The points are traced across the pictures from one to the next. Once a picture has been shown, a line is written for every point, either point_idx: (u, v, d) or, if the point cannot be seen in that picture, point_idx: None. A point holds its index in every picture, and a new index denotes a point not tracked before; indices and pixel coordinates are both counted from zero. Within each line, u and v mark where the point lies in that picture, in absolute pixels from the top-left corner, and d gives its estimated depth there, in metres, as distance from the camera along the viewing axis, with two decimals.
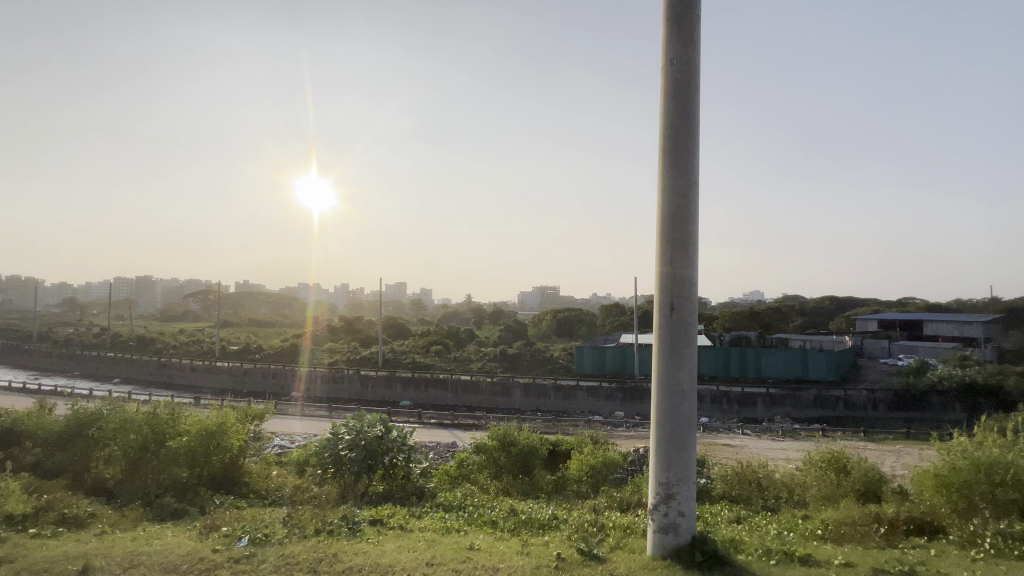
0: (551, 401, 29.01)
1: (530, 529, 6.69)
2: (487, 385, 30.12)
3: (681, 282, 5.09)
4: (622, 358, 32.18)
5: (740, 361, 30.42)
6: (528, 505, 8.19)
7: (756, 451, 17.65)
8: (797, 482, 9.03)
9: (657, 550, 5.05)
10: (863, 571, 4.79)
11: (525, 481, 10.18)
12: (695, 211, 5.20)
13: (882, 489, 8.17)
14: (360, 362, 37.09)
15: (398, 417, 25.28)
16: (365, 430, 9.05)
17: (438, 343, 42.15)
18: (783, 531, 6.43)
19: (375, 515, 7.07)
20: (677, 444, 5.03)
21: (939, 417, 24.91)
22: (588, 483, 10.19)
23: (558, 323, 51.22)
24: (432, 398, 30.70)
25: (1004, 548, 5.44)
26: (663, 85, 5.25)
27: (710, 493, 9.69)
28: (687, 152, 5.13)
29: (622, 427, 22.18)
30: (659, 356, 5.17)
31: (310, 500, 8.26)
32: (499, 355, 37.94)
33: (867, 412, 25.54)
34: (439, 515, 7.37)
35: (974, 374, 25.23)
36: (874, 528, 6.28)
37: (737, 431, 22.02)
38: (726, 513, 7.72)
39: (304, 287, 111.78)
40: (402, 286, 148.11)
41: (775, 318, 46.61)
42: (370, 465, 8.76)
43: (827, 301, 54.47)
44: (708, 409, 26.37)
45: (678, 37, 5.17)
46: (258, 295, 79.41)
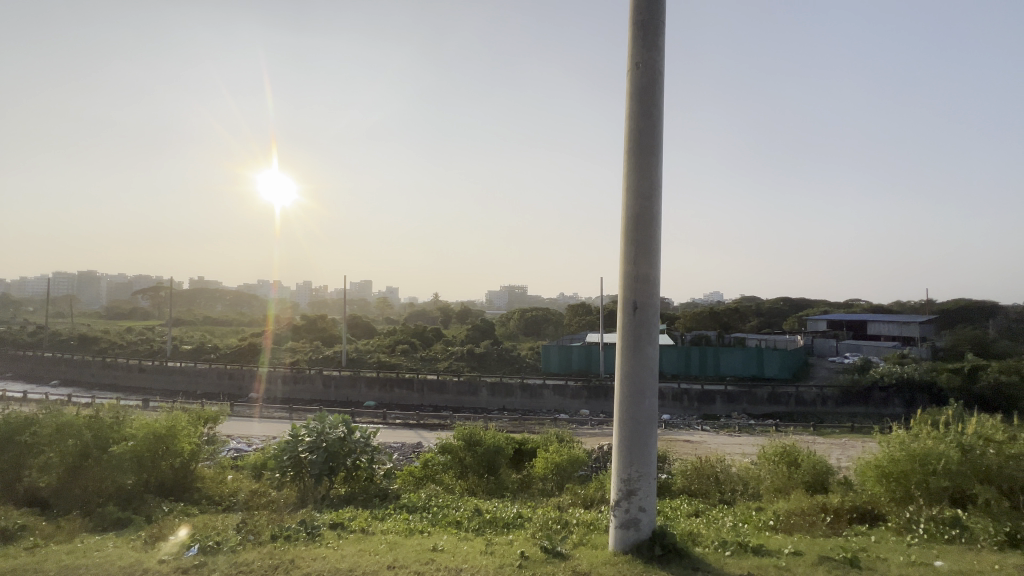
0: (518, 400, 29.11)
1: (494, 528, 6.68)
2: (454, 384, 29.90)
3: (644, 282, 5.18)
4: (587, 358, 32.68)
5: (701, 360, 31.43)
6: (492, 503, 8.18)
7: (715, 447, 18.25)
8: (752, 475, 9.45)
9: (619, 546, 5.11)
10: (810, 558, 5.02)
11: (490, 480, 10.17)
12: (658, 211, 5.30)
13: (828, 480, 8.64)
14: (322, 362, 36.07)
15: (362, 418, 24.82)
16: (327, 431, 8.79)
17: (404, 343, 41.52)
18: (737, 523, 6.70)
19: (336, 518, 6.89)
20: (638, 441, 5.13)
21: (880, 412, 26.58)
22: (553, 480, 10.27)
23: (525, 322, 51.40)
24: (398, 398, 30.21)
25: (936, 532, 5.84)
26: (628, 89, 5.33)
27: (670, 488, 9.94)
28: (651, 154, 5.22)
29: (587, 425, 22.45)
30: (622, 354, 5.25)
31: (268, 505, 7.99)
32: (467, 354, 37.77)
33: (816, 407, 26.87)
34: (402, 517, 7.26)
35: (912, 371, 27.10)
36: (821, 517, 6.62)
37: (697, 427, 22.74)
38: (685, 507, 7.97)
39: (264, 285, 107.88)
40: (368, 284, 145.00)
41: (733, 318, 48.47)
42: (331, 468, 8.51)
43: (781, 302, 57.10)
44: (670, 406, 27.11)
45: (643, 43, 5.25)
46: (215, 292, 76.02)
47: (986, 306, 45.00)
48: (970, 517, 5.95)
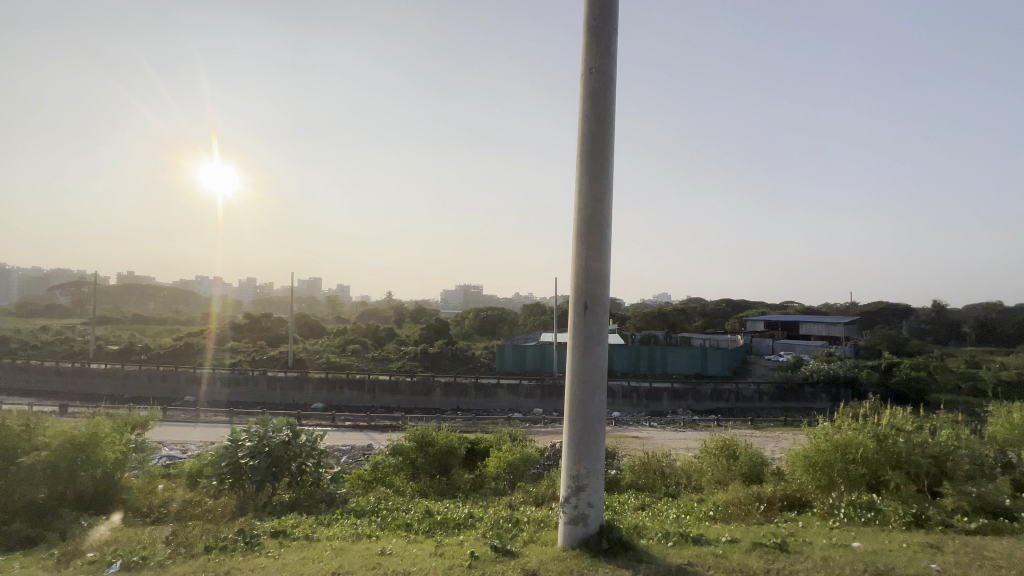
0: (472, 400, 29.02)
1: (445, 530, 6.61)
2: (407, 385, 29.41)
3: (595, 282, 5.29)
4: (541, 357, 33.13)
5: (650, 358, 32.58)
6: (443, 504, 8.11)
7: (661, 442, 18.99)
8: (695, 468, 9.93)
9: (568, 541, 5.20)
10: (744, 545, 5.33)
11: (441, 481, 10.06)
12: (609, 213, 5.41)
13: (763, 470, 9.21)
14: (267, 363, 34.38)
15: (309, 420, 23.90)
16: (270, 435, 8.36)
17: (355, 343, 40.34)
18: (680, 514, 7.01)
19: (277, 526, 6.59)
20: (587, 438, 5.23)
21: (810, 406, 28.57)
22: (506, 479, 10.34)
23: (480, 322, 51.30)
24: (348, 399, 29.31)
25: (855, 516, 6.34)
26: (581, 93, 5.43)
27: (619, 483, 10.24)
28: (602, 157, 5.34)
29: (540, 424, 22.70)
30: (573, 352, 5.33)
31: (203, 516, 7.52)
32: (420, 354, 37.22)
33: (753, 402, 28.52)
34: (350, 522, 7.06)
35: (837, 368, 29.44)
36: (755, 506, 7.05)
37: (644, 424, 23.55)
38: (632, 501, 8.24)
39: (202, 281, 101.46)
40: (316, 282, 139.52)
41: (680, 318, 50.65)
42: (275, 473, 8.14)
43: (723, 303, 60.24)
44: (620, 403, 27.89)
45: (596, 48, 5.36)
46: (146, 288, 70.71)
47: (901, 309, 49.58)
48: (884, 501, 6.51)
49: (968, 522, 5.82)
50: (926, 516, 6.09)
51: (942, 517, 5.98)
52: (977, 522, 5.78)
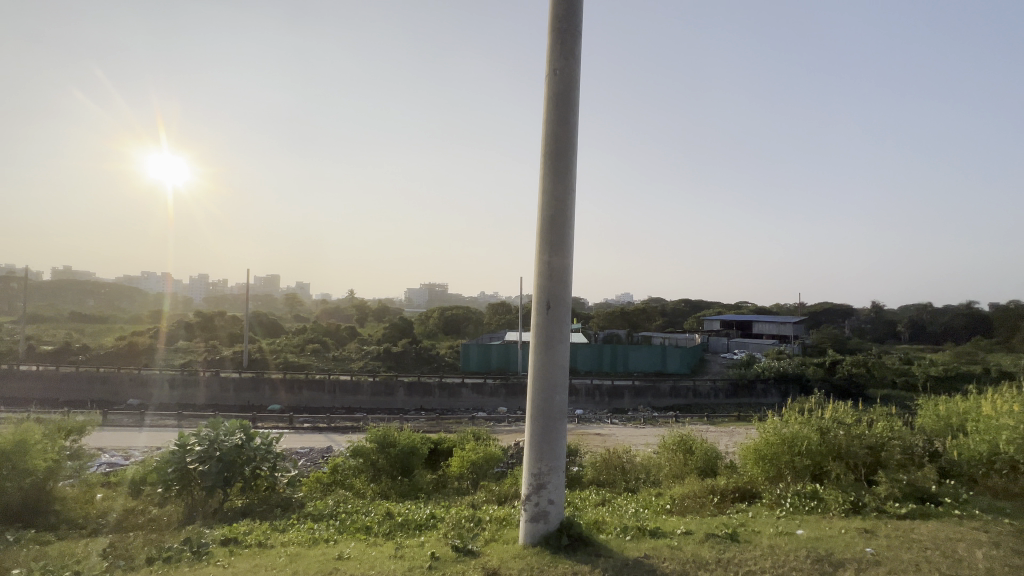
0: (436, 399, 28.78)
1: (405, 531, 6.51)
2: (369, 385, 28.79)
3: (557, 281, 5.33)
4: (506, 356, 33.24)
5: (612, 357, 33.25)
6: (404, 506, 8.00)
7: (622, 439, 19.44)
8: (654, 464, 10.22)
9: (529, 539, 5.22)
10: (698, 536, 5.52)
11: (403, 482, 9.90)
12: (572, 213, 5.46)
13: (716, 464, 9.58)
14: (219, 363, 32.83)
15: (265, 422, 23.02)
16: (222, 438, 7.99)
17: (314, 342, 39.14)
18: (640, 509, 7.19)
19: (229, 533, 6.31)
20: (548, 435, 5.27)
21: (761, 401, 29.99)
22: (469, 478, 10.30)
23: (445, 321, 50.84)
24: (306, 400, 28.41)
25: (799, 505, 6.71)
26: (546, 94, 5.46)
27: (580, 480, 10.41)
28: (565, 159, 5.39)
29: (504, 423, 22.74)
30: (535, 351, 5.37)
31: (146, 526, 7.09)
32: (383, 353, 36.54)
33: (709, 399, 29.64)
34: (306, 526, 6.84)
35: (786, 365, 31.03)
36: (709, 499, 7.36)
37: (606, 421, 24.03)
38: (592, 497, 8.40)
39: (149, 278, 95.81)
40: (274, 279, 134.40)
41: (641, 318, 52.00)
42: (226, 479, 7.76)
43: (682, 303, 62.31)
44: (583, 401, 28.32)
45: (560, 49, 5.40)
46: (85, 284, 66.10)
47: (843, 309, 52.78)
48: (826, 490, 6.91)
49: (899, 507, 6.25)
50: (862, 503, 6.50)
51: (876, 504, 6.38)
52: (907, 507, 6.22)
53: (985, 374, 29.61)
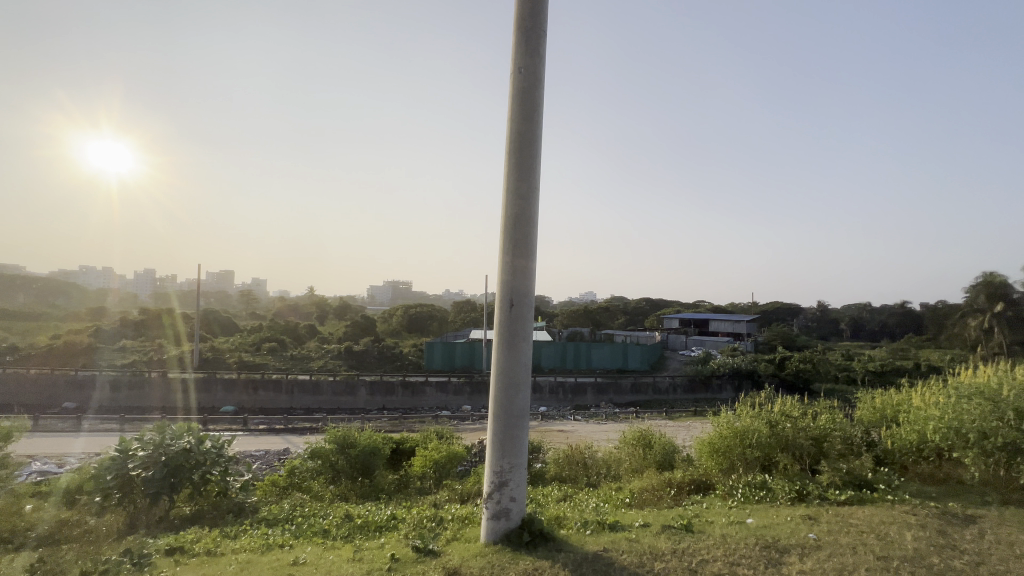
0: (399, 398, 28.36)
1: (364, 533, 6.39)
2: (329, 385, 27.98)
3: (521, 279, 5.33)
4: (470, 354, 33.14)
5: (575, 354, 33.71)
6: (364, 507, 7.85)
7: (584, 435, 19.78)
8: (614, 458, 10.46)
9: (491, 536, 5.22)
10: (655, 528, 5.69)
11: (364, 483, 9.69)
12: (536, 211, 5.47)
13: (673, 457, 9.90)
14: (166, 363, 31.03)
15: (217, 424, 22.01)
16: (168, 442, 7.54)
17: (271, 341, 37.70)
18: (600, 503, 7.34)
19: (174, 543, 5.98)
20: (511, 433, 5.28)
21: (716, 396, 31.25)
22: (432, 477, 10.20)
23: (409, 318, 50.08)
24: (262, 401, 27.32)
25: (749, 495, 7.03)
26: (511, 91, 5.44)
27: (543, 476, 10.52)
28: (529, 157, 5.40)
29: (468, 421, 22.69)
30: (498, 349, 5.36)
31: (81, 539, 6.63)
32: (344, 352, 35.65)
33: (668, 394, 30.63)
34: (260, 532, 6.57)
35: (739, 362, 32.45)
36: (666, 492, 7.61)
37: (569, 417, 24.41)
38: (554, 493, 8.51)
39: (88, 272, 89.59)
40: (228, 274, 128.65)
41: (603, 316, 53.02)
42: (173, 485, 7.31)
43: (643, 302, 63.97)
44: (546, 398, 28.62)
45: (526, 47, 5.39)
46: (14, 278, 60.99)
47: (792, 308, 55.64)
48: (774, 480, 7.27)
49: (839, 494, 6.65)
50: (806, 491, 6.87)
51: (819, 492, 6.78)
52: (846, 494, 6.63)
53: (917, 368, 31.94)
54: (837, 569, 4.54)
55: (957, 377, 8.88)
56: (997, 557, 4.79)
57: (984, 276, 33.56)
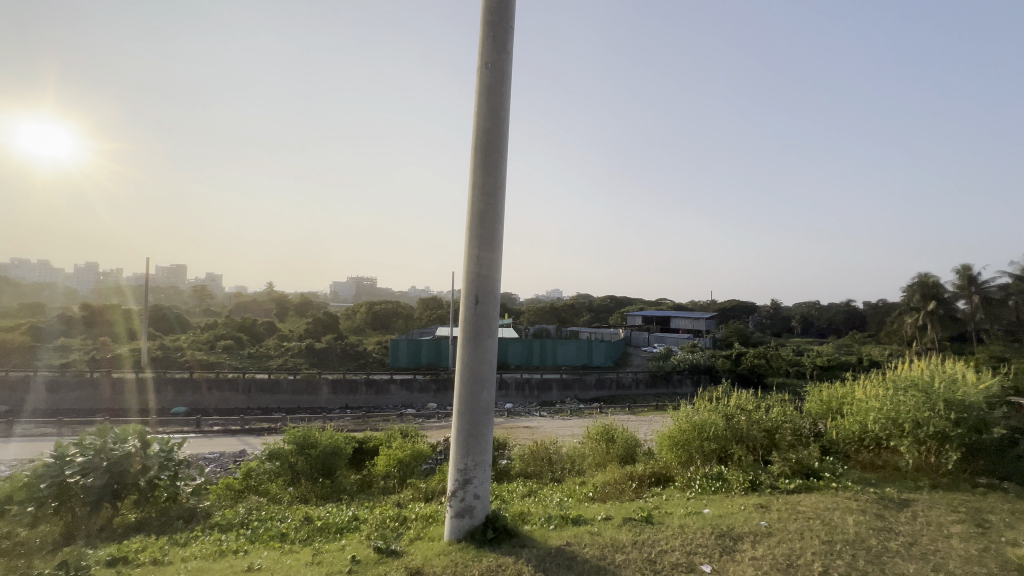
0: (362, 397, 27.78)
1: (324, 536, 6.22)
2: (289, 384, 27.10)
3: (486, 277, 5.30)
4: (436, 351, 32.83)
5: (542, 351, 33.97)
6: (325, 509, 7.65)
7: (550, 431, 19.98)
8: (579, 453, 10.62)
9: (454, 535, 5.19)
10: (617, 521, 5.81)
11: (325, 484, 9.44)
12: (502, 207, 5.44)
13: (635, 451, 10.13)
14: (110, 362, 29.19)
15: (166, 427, 20.90)
16: (111, 447, 7.11)
17: (226, 339, 36.11)
18: (564, 498, 7.43)
19: (117, 553, 5.62)
20: (475, 431, 5.25)
21: (677, 391, 32.27)
22: (396, 477, 10.04)
23: (373, 315, 49.10)
24: (216, 401, 26.13)
25: (706, 486, 7.29)
26: (477, 86, 5.40)
27: (508, 473, 10.56)
28: (496, 153, 5.37)
29: (433, 419, 22.52)
30: (463, 347, 5.32)
31: (10, 553, 6.13)
32: (305, 350, 34.59)
33: (631, 389, 31.38)
34: (212, 538, 6.28)
35: (698, 357, 33.62)
36: (628, 485, 7.79)
37: (535, 414, 24.64)
38: (519, 489, 8.55)
39: (21, 264, 83.16)
40: (180, 268, 122.48)
41: (569, 313, 53.74)
42: (115, 492, 6.94)
43: (608, 299, 65.21)
44: (513, 395, 28.74)
45: (493, 42, 5.36)
46: None
47: (748, 306, 58.08)
48: (729, 471, 7.58)
49: (788, 483, 7.00)
50: (759, 481, 7.18)
51: (770, 481, 7.10)
52: (795, 483, 6.98)
53: (859, 363, 33.98)
54: (785, 554, 4.77)
55: (895, 371, 9.48)
56: (927, 537, 5.16)
57: (919, 276, 36.02)
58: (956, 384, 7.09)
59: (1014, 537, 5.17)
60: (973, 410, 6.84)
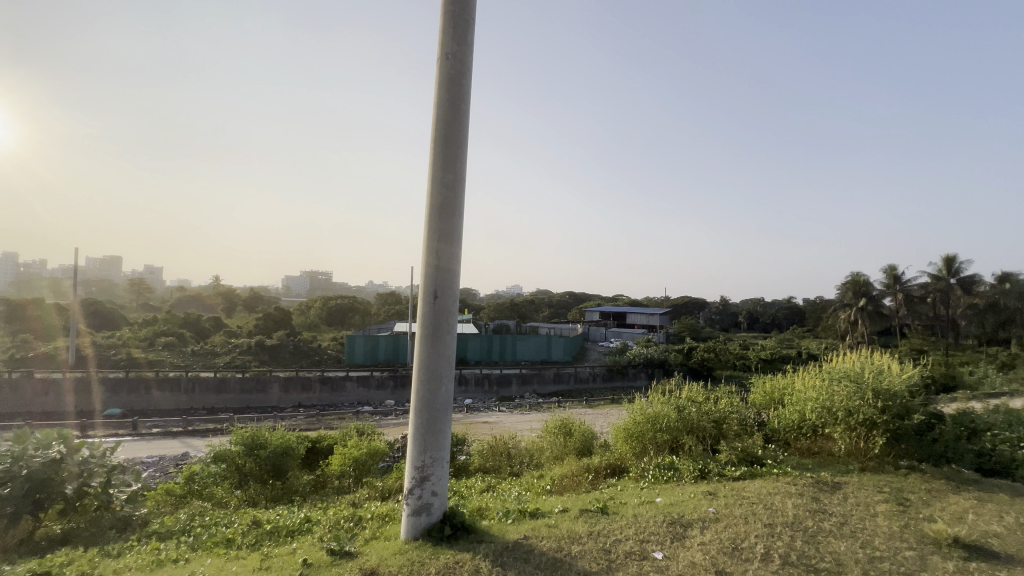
0: (316, 395, 26.88)
1: (274, 540, 5.97)
2: (237, 382, 25.84)
3: (445, 272, 5.22)
4: (394, 348, 32.24)
5: (501, 347, 34.01)
6: (274, 512, 7.35)
7: (508, 425, 20.08)
8: (537, 448, 10.75)
9: (411, 532, 5.11)
10: (573, 513, 5.92)
11: (274, 487, 9.07)
12: (461, 201, 5.37)
13: (592, 444, 10.33)
14: (31, 361, 26.71)
15: (97, 430, 19.39)
16: (31, 454, 6.50)
17: (168, 335, 33.94)
18: (522, 492, 7.50)
19: (38, 568, 5.15)
20: (433, 428, 5.18)
21: (632, 384, 33.26)
22: (351, 477, 9.78)
23: (328, 311, 47.61)
24: (155, 402, 24.49)
25: (658, 475, 7.55)
26: (437, 77, 5.29)
27: (467, 469, 10.49)
28: (456, 147, 5.29)
29: (390, 416, 22.13)
30: (421, 342, 5.24)
31: None
32: (255, 347, 33.07)
33: (589, 383, 32.08)
34: (149, 548, 5.88)
35: (652, 352, 34.76)
36: (584, 478, 7.97)
37: (494, 409, 24.71)
38: (477, 485, 8.55)
39: None
40: (116, 260, 114.30)
41: (529, 309, 54.18)
42: (38, 503, 6.32)
43: (567, 295, 66.24)
44: (472, 390, 28.66)
45: (453, 33, 5.26)
46: None
47: (699, 302, 60.63)
48: (681, 460, 7.87)
49: (735, 471, 7.34)
50: (708, 470, 7.50)
51: (718, 470, 7.43)
52: (740, 470, 7.33)
53: (799, 356, 36.19)
54: (732, 539, 5.00)
55: (830, 363, 10.14)
56: (856, 516, 5.57)
57: (852, 275, 38.72)
58: (883, 375, 7.63)
59: (931, 513, 5.66)
60: (898, 398, 7.39)
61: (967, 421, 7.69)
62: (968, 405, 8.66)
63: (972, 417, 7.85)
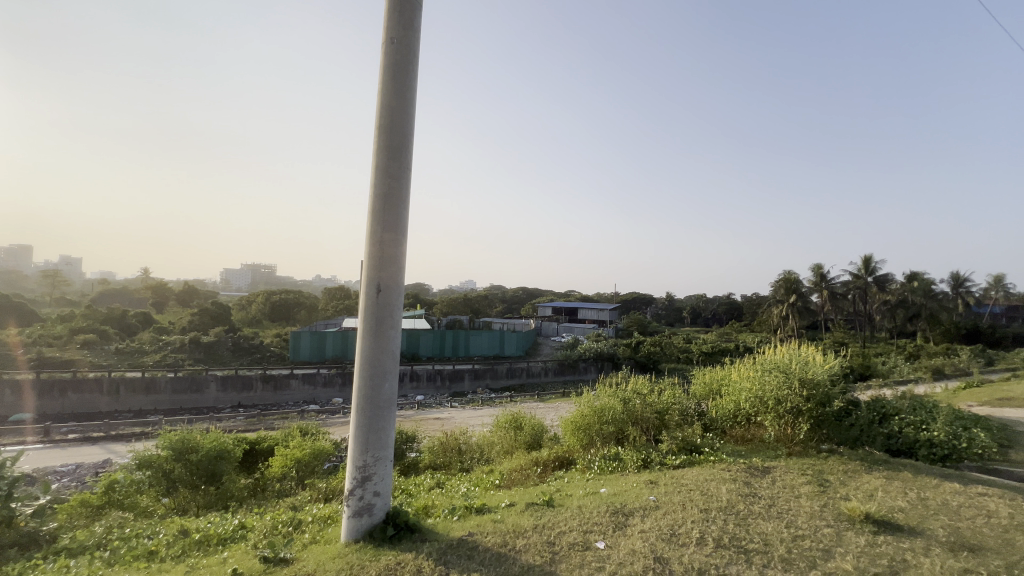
0: (258, 394, 25.57)
1: (203, 549, 5.60)
2: (169, 382, 24.02)
3: (389, 264, 5.04)
4: (342, 344, 31.19)
5: (454, 343, 33.67)
6: (205, 519, 6.88)
7: (460, 421, 19.96)
8: (487, 442, 10.73)
9: (351, 535, 4.93)
10: (520, 507, 5.94)
11: (208, 492, 8.52)
12: (407, 193, 5.20)
13: (542, 437, 10.44)
14: None
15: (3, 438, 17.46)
16: None
17: (88, 332, 31.09)
18: (470, 487, 7.47)
19: None
20: (375, 426, 5.01)
21: (583, 377, 34.07)
22: (294, 477, 9.39)
23: (271, 306, 45.34)
24: (72, 406, 22.31)
25: (604, 466, 7.74)
26: (382, 63, 5.08)
27: (416, 466, 10.33)
28: (402, 136, 5.11)
29: (338, 415, 21.40)
30: (363, 338, 5.04)
31: None
32: (189, 345, 30.93)
33: (541, 377, 32.50)
34: (56, 566, 5.34)
35: (602, 346, 35.71)
36: (533, 471, 8.05)
37: (446, 404, 24.51)
38: (426, 482, 8.43)
39: None
40: (26, 249, 103.40)
41: (483, 304, 54.10)
42: None
43: (521, 291, 66.79)
44: (424, 386, 28.23)
45: (399, 19, 5.07)
46: None
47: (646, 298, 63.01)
48: (626, 451, 8.11)
49: (675, 459, 7.64)
50: (650, 459, 7.77)
51: (659, 459, 7.70)
52: (679, 459, 7.64)
53: (736, 348, 38.41)
54: (670, 526, 5.19)
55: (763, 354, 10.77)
56: (782, 498, 5.96)
57: (785, 274, 41.45)
58: (809, 365, 8.14)
59: (846, 492, 6.15)
60: (821, 387, 7.93)
61: (878, 407, 8.40)
62: (880, 392, 9.45)
63: (884, 403, 8.56)
